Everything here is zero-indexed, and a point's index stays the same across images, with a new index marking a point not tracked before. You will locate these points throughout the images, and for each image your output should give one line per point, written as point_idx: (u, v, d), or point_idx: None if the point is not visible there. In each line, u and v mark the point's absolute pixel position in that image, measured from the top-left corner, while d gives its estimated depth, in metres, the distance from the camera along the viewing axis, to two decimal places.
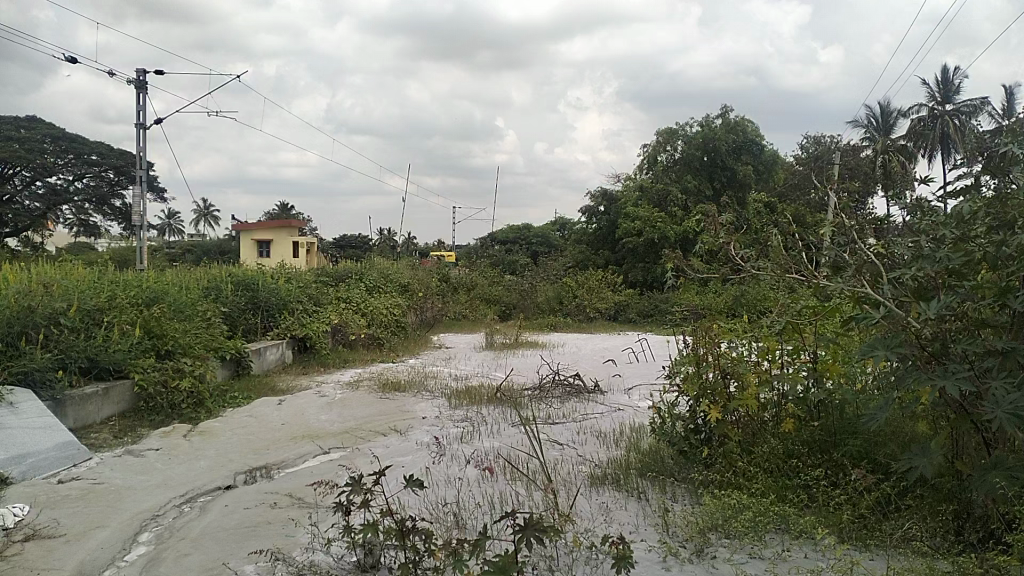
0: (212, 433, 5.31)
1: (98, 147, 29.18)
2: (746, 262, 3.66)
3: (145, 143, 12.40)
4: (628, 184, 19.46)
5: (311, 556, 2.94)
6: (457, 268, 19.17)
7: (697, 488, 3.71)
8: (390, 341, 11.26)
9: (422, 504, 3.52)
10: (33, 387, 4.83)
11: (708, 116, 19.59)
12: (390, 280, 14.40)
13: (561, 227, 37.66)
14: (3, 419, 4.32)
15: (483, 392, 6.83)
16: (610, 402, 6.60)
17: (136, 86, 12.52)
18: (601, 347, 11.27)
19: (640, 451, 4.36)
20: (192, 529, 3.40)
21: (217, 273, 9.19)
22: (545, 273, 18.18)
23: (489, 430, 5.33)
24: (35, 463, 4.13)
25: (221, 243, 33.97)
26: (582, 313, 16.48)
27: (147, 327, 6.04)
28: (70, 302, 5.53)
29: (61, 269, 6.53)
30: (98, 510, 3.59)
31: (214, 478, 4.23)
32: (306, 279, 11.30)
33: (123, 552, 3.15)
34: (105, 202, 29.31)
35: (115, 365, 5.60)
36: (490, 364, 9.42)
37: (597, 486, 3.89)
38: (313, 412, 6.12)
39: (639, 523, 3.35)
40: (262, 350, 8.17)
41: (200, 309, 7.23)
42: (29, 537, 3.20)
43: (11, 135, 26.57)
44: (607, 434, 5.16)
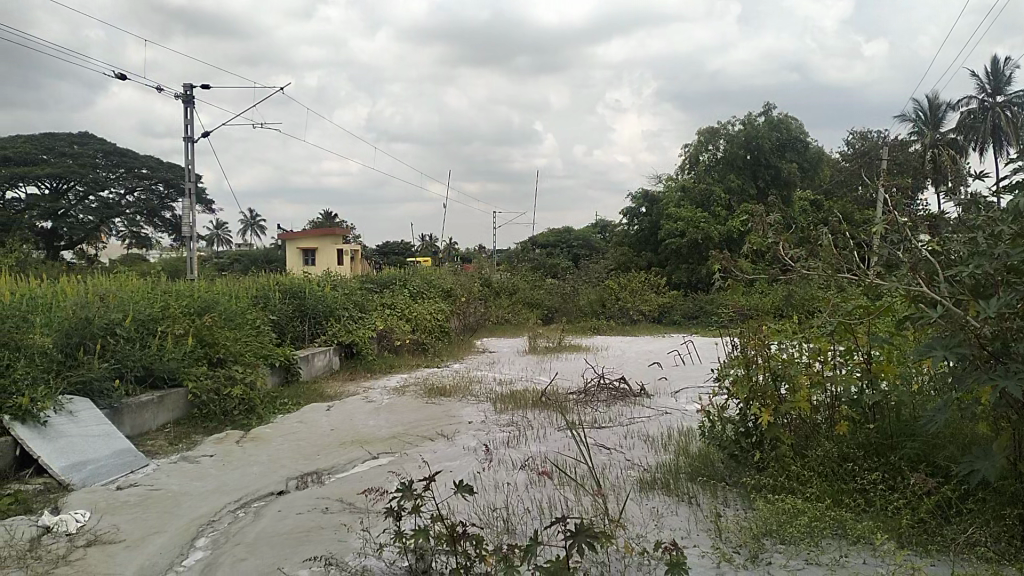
0: (264, 439, 5.40)
1: (148, 161, 30.15)
2: (794, 262, 3.59)
3: (193, 156, 12.68)
4: (670, 184, 19.29)
5: (364, 561, 2.96)
6: (499, 272, 19.22)
7: (749, 492, 3.64)
8: (435, 346, 11.32)
9: (471, 510, 3.53)
10: (92, 396, 4.94)
11: (750, 114, 19.29)
12: (433, 286, 14.50)
13: (602, 230, 37.44)
14: (63, 427, 4.45)
15: (528, 396, 6.82)
16: (657, 405, 6.52)
17: (183, 100, 12.83)
18: (645, 350, 11.16)
19: (690, 455, 4.31)
20: (248, 534, 3.46)
21: (265, 281, 9.37)
22: (587, 277, 18.11)
23: (535, 435, 5.32)
24: (94, 470, 4.25)
25: (268, 253, 34.62)
26: (626, 316, 16.37)
27: (199, 336, 6.16)
28: (125, 312, 5.67)
29: (117, 280, 6.70)
30: (156, 516, 3.68)
31: (267, 483, 4.30)
32: (352, 287, 11.44)
33: (181, 557, 3.22)
34: (155, 214, 30.03)
35: (169, 373, 5.73)
36: (533, 368, 9.41)
37: (646, 491, 3.85)
38: (361, 418, 6.18)
39: (690, 529, 3.30)
40: (310, 357, 8.28)
41: (249, 317, 7.36)
42: (91, 542, 3.28)
43: (64, 151, 27.47)
44: (654, 438, 5.11)
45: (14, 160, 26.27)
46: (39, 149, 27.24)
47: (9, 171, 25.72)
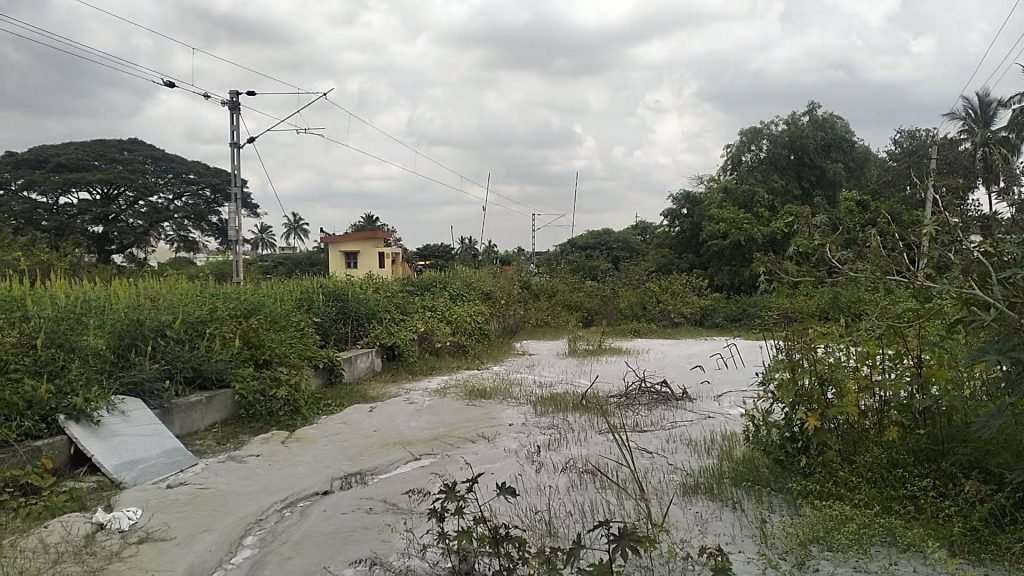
0: (308, 439, 5.48)
1: (195, 167, 30.82)
2: (842, 265, 3.53)
3: (238, 161, 12.92)
4: (712, 185, 19.08)
5: (408, 561, 2.99)
6: (538, 275, 19.22)
7: (795, 498, 3.59)
8: (475, 349, 11.36)
9: (513, 512, 3.54)
10: (143, 396, 5.07)
11: (794, 113, 18.98)
12: (473, 288, 14.55)
13: (641, 232, 37.22)
14: (116, 426, 4.57)
15: (569, 399, 6.80)
16: (699, 409, 6.45)
17: (229, 106, 13.09)
18: (687, 353, 11.05)
19: (734, 460, 4.26)
20: (294, 533, 3.52)
21: (310, 283, 9.51)
22: (628, 279, 18.00)
23: (576, 438, 5.30)
24: (145, 469, 4.36)
25: (311, 256, 35.10)
26: (667, 319, 16.22)
27: (246, 338, 6.28)
28: (175, 314, 5.80)
29: (167, 283, 6.87)
30: (205, 514, 3.76)
31: (312, 483, 4.37)
32: (393, 289, 11.54)
33: (230, 555, 3.28)
34: (202, 218, 30.62)
35: (217, 374, 5.85)
36: (574, 371, 9.39)
37: (690, 496, 3.82)
38: (403, 420, 6.23)
39: (734, 534, 3.26)
40: (353, 359, 8.37)
41: (293, 319, 7.47)
42: (143, 539, 3.37)
43: (115, 158, 28.26)
44: (697, 442, 5.06)
45: (67, 166, 27.04)
46: (91, 155, 28.00)
47: (62, 176, 26.47)
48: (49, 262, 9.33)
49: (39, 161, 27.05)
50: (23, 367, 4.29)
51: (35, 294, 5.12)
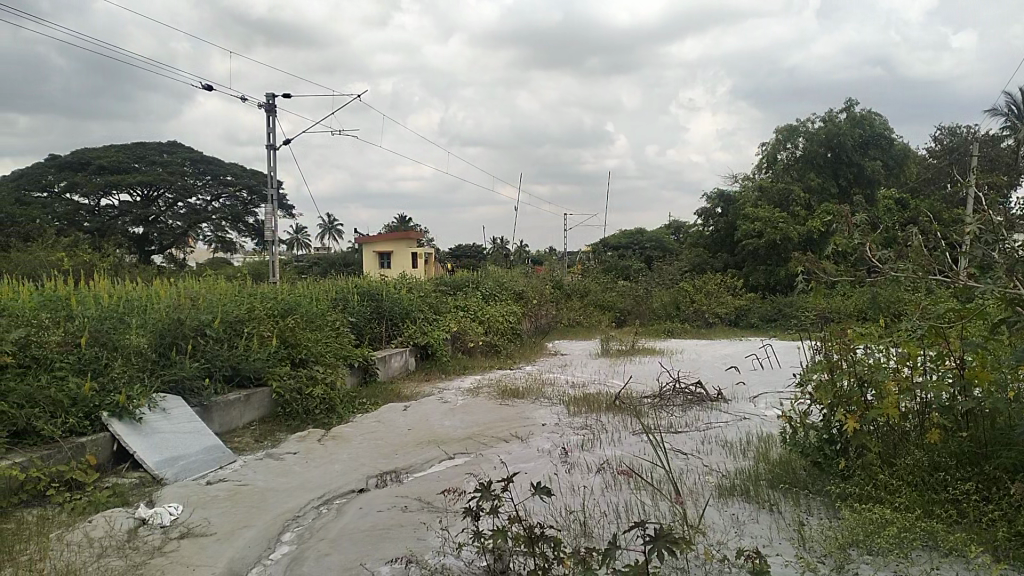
0: (344, 437, 5.54)
1: (233, 169, 31.33)
2: (882, 264, 3.47)
3: (275, 163, 13.11)
4: (747, 184, 18.89)
5: (443, 559, 3.01)
6: (571, 275, 19.20)
7: (834, 501, 3.54)
8: (507, 349, 11.40)
9: (548, 512, 3.54)
10: (184, 394, 5.17)
11: (831, 110, 18.70)
12: (506, 288, 14.58)
13: (674, 231, 36.96)
14: (157, 423, 4.67)
15: (602, 399, 6.78)
16: (734, 410, 6.39)
17: (266, 109, 13.28)
18: (721, 354, 10.94)
19: (770, 462, 4.21)
20: (331, 530, 3.56)
21: (345, 283, 9.61)
22: (661, 279, 17.88)
23: (609, 438, 5.29)
24: (185, 465, 4.45)
25: (345, 256, 35.43)
26: (701, 319, 16.08)
27: (283, 337, 6.36)
28: (214, 314, 5.90)
29: (206, 283, 6.99)
30: (244, 510, 3.82)
31: (348, 481, 4.42)
32: (427, 289, 11.61)
33: (268, 551, 3.33)
34: (239, 219, 31.07)
35: (255, 373, 5.94)
36: (607, 371, 9.36)
37: (726, 498, 3.79)
38: (437, 418, 6.27)
39: (771, 537, 3.23)
40: (387, 358, 8.44)
41: (328, 318, 7.56)
42: (184, 535, 3.43)
43: (155, 161, 28.87)
44: (733, 443, 5.01)
45: (108, 169, 27.67)
46: (131, 158, 28.63)
47: (104, 179, 27.09)
48: (92, 262, 9.55)
49: (82, 163, 27.70)
50: (68, 365, 4.39)
51: (80, 294, 5.24)
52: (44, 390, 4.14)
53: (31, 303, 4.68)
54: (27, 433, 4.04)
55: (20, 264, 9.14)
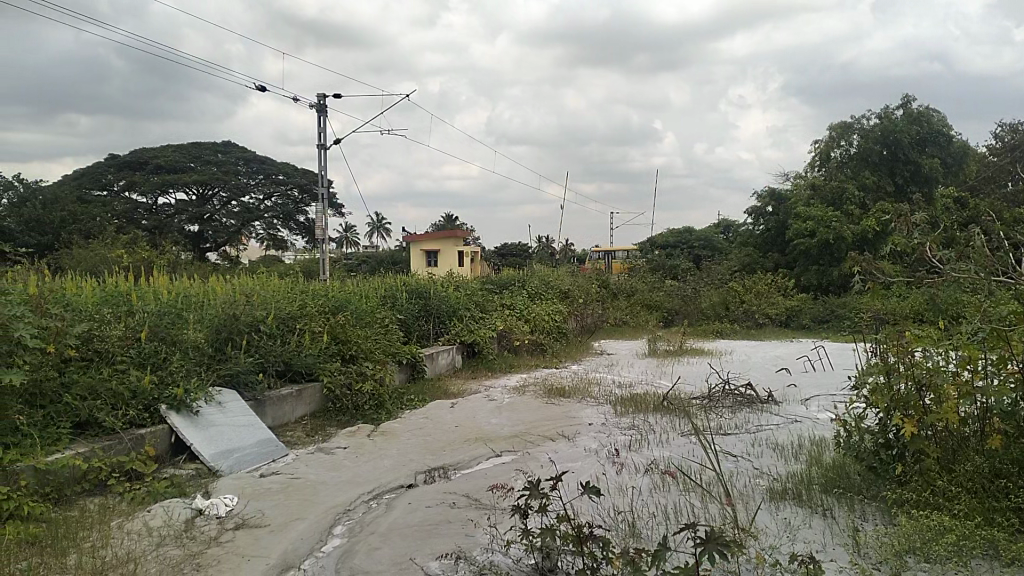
0: (392, 433, 5.61)
1: (285, 168, 31.93)
2: (943, 265, 3.36)
3: (325, 162, 13.33)
4: (798, 183, 18.54)
5: (491, 556, 3.03)
6: (617, 274, 19.11)
7: (890, 507, 3.46)
8: (553, 348, 11.38)
9: (596, 511, 3.53)
10: (239, 387, 5.31)
11: (887, 107, 18.26)
12: (552, 287, 14.56)
13: (724, 231, 36.45)
14: (213, 416, 4.79)
15: (650, 400, 6.73)
16: (785, 413, 6.27)
17: (317, 109, 13.52)
18: (772, 355, 10.76)
19: (823, 467, 4.13)
20: (380, 524, 3.60)
21: (393, 281, 9.72)
22: (709, 279, 17.65)
23: (657, 439, 5.24)
24: (239, 457, 4.56)
25: (393, 255, 35.77)
26: (750, 319, 15.81)
27: (334, 334, 6.46)
28: (268, 310, 6.03)
29: (260, 280, 7.14)
30: (297, 503, 3.89)
31: (397, 476, 4.47)
32: (474, 288, 11.68)
33: (321, 543, 3.39)
34: (291, 217, 31.62)
35: (307, 368, 6.04)
36: (654, 372, 9.28)
37: (777, 501, 3.73)
38: (484, 416, 6.30)
39: (825, 542, 3.16)
40: (434, 355, 8.51)
41: (377, 315, 7.65)
42: (239, 526, 3.51)
43: (210, 160, 29.61)
44: (784, 447, 4.93)
45: (165, 168, 28.45)
46: (187, 158, 29.39)
47: (161, 177, 27.89)
48: (150, 259, 9.84)
49: (140, 163, 28.58)
50: (129, 360, 4.53)
51: (140, 289, 5.40)
52: (106, 383, 4.27)
53: (94, 298, 4.83)
54: (89, 425, 4.18)
55: (83, 260, 9.48)
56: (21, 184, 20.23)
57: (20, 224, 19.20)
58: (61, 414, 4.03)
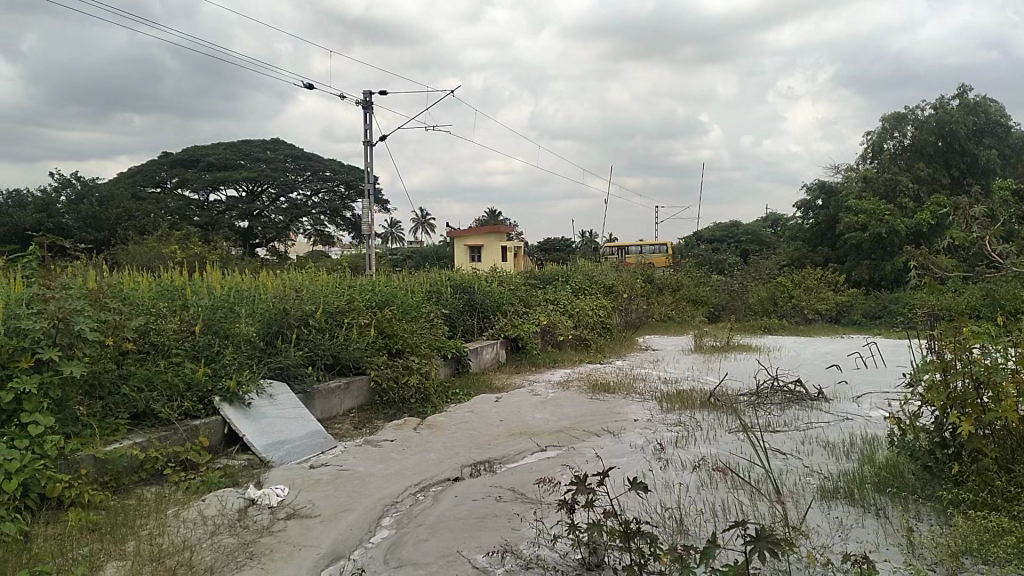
0: (438, 426, 5.65)
1: (332, 165, 32.37)
2: (1004, 260, 3.24)
3: (371, 158, 13.47)
4: (850, 175, 18.11)
5: (538, 550, 3.03)
6: (662, 269, 18.97)
7: (945, 507, 3.37)
8: (598, 343, 11.34)
9: (642, 507, 3.52)
10: (289, 380, 5.41)
11: (942, 97, 17.78)
12: (596, 282, 14.48)
13: (773, 226, 35.86)
14: (264, 408, 4.89)
15: (696, 396, 6.66)
16: (835, 411, 6.16)
17: (363, 106, 13.66)
18: (822, 352, 10.56)
19: (875, 465, 4.04)
20: (428, 516, 3.63)
21: (438, 276, 9.79)
22: (757, 273, 17.37)
23: (704, 436, 5.19)
24: (290, 449, 4.65)
25: (437, 250, 35.99)
26: (799, 315, 15.52)
27: (380, 328, 6.54)
28: (317, 304, 6.13)
29: (309, 275, 7.27)
30: (346, 494, 3.96)
31: (443, 469, 4.50)
32: (518, 282, 11.69)
33: (369, 534, 3.44)
34: (337, 213, 32.07)
35: (354, 362, 6.13)
36: (700, 367, 9.19)
37: (829, 500, 3.67)
38: (528, 410, 6.32)
39: (878, 543, 3.10)
40: (479, 349, 8.56)
41: (423, 310, 7.73)
42: (291, 515, 3.58)
43: (260, 157, 30.18)
44: (835, 444, 4.84)
45: (216, 165, 29.08)
46: (237, 155, 30.00)
47: (212, 174, 28.55)
48: (203, 254, 10.09)
49: (192, 160, 29.28)
50: (183, 352, 4.66)
51: (194, 284, 5.54)
52: (162, 375, 4.40)
53: (151, 292, 4.97)
54: (146, 416, 4.31)
55: (138, 255, 9.75)
56: (79, 182, 20.89)
57: (79, 220, 19.86)
58: (119, 405, 4.16)
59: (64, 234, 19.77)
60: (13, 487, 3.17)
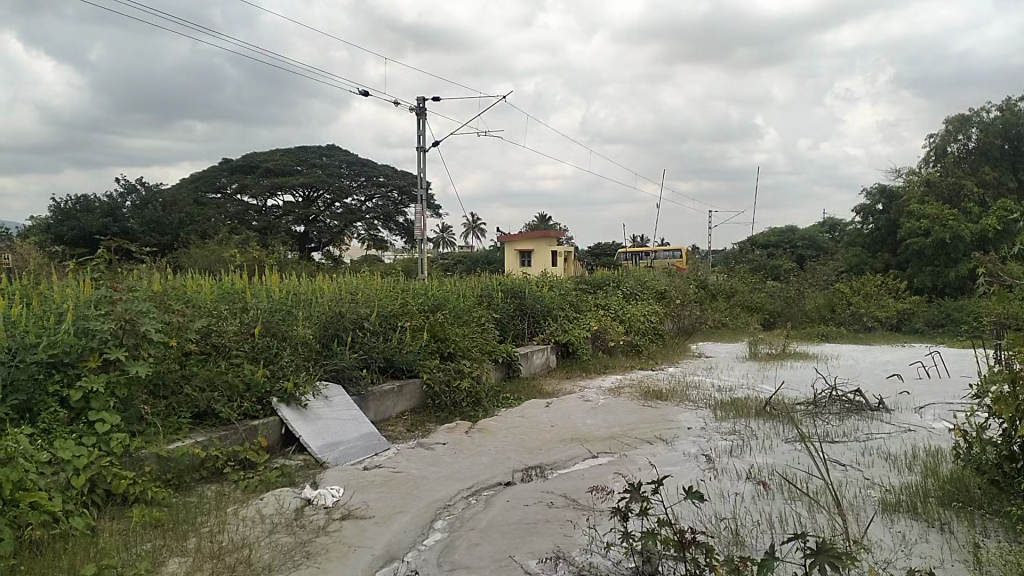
0: (490, 430, 5.67)
1: (385, 170, 32.85)
2: None
3: (424, 164, 13.62)
4: (911, 179, 17.59)
5: (591, 558, 3.02)
6: (715, 274, 18.72)
7: (1014, 523, 3.25)
8: (649, 349, 11.26)
9: (697, 517, 3.48)
10: (344, 382, 5.50)
11: (1007, 98, 17.24)
12: (648, 287, 14.34)
13: (830, 231, 35.14)
14: (320, 410, 4.98)
15: (751, 404, 6.55)
16: (896, 421, 5.98)
17: (416, 113, 13.83)
18: (881, 361, 10.29)
19: (940, 479, 3.91)
20: (480, 520, 3.65)
21: (490, 280, 9.83)
22: (813, 280, 17.00)
23: (760, 446, 5.10)
24: (345, 450, 4.72)
25: (488, 254, 36.14)
26: (859, 323, 14.99)
27: (433, 331, 6.60)
28: (371, 308, 6.22)
29: (363, 279, 7.37)
30: (399, 496, 4.00)
31: (495, 474, 4.52)
32: (568, 288, 11.66)
33: (422, 537, 3.47)
34: (391, 218, 32.15)
35: (407, 365, 6.20)
36: (755, 375, 9.03)
37: (891, 514, 3.57)
38: (580, 416, 6.30)
39: (942, 558, 3.01)
40: (529, 354, 8.55)
41: (474, 315, 7.76)
42: (345, 516, 3.63)
43: (316, 164, 30.82)
44: (897, 456, 4.70)
45: (273, 172, 29.78)
46: (294, 161, 30.66)
47: (269, 180, 29.22)
48: (261, 258, 10.34)
49: (251, 166, 30.03)
50: (243, 354, 4.78)
51: (254, 287, 5.67)
52: (223, 376, 4.51)
53: (212, 295, 5.11)
54: (208, 415, 4.42)
55: (200, 260, 10.04)
56: (143, 187, 21.59)
57: (143, 225, 20.51)
58: (182, 404, 4.28)
59: (129, 238, 20.45)
60: (81, 482, 3.29)
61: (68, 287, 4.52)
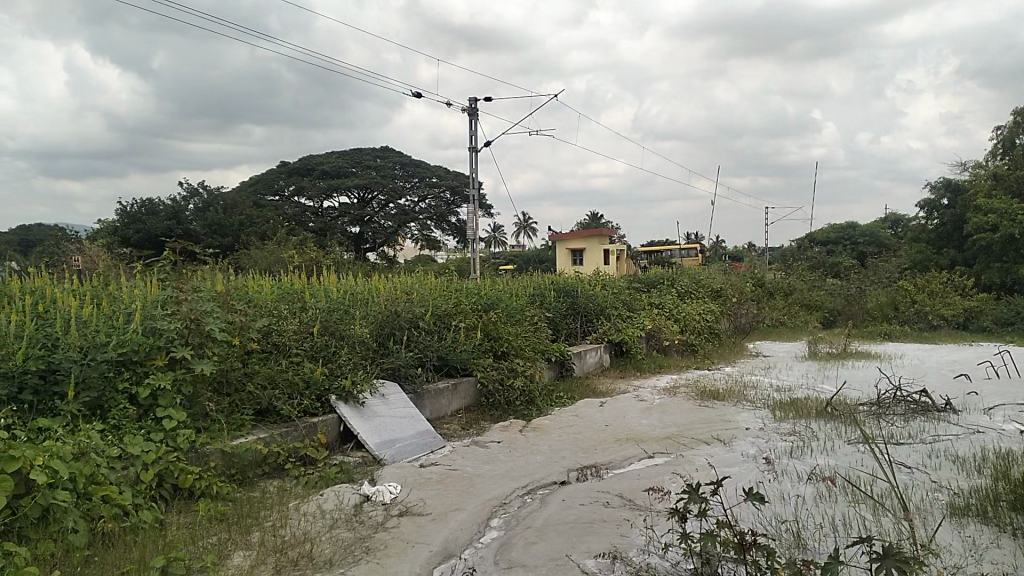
0: (545, 429, 5.67)
1: (437, 171, 33.14)
2: None
3: (477, 164, 13.70)
4: (978, 172, 16.96)
5: (649, 558, 3.00)
6: (772, 271, 18.36)
7: None
8: (705, 348, 11.10)
9: (757, 519, 3.42)
10: (400, 380, 5.58)
11: None
12: (703, 285, 14.11)
13: (893, 227, 34.11)
14: (377, 407, 5.06)
15: (810, 404, 6.41)
16: (965, 423, 5.78)
17: (469, 113, 13.92)
18: (948, 360, 9.95)
19: (1012, 483, 3.76)
20: (536, 519, 3.66)
21: (543, 280, 9.84)
22: (875, 277, 16.53)
23: (821, 447, 4.98)
24: (402, 447, 4.78)
25: (540, 253, 36.12)
26: (923, 322, 14.49)
27: (486, 330, 6.63)
28: (426, 307, 6.28)
29: (419, 279, 7.46)
30: (455, 494, 4.03)
31: (550, 472, 4.52)
32: (622, 287, 11.57)
33: (478, 535, 3.49)
34: (443, 218, 32.50)
35: (462, 363, 6.25)
36: (815, 375, 8.82)
37: (960, 518, 3.45)
38: (635, 416, 6.25)
39: (1015, 564, 2.90)
40: (582, 353, 8.52)
41: (528, 314, 7.78)
42: (403, 513, 3.68)
43: (370, 165, 31.25)
44: (966, 459, 4.53)
45: (329, 173, 30.31)
46: (349, 163, 31.16)
47: (325, 182, 29.76)
48: (319, 259, 10.54)
49: (308, 169, 30.65)
50: (303, 352, 4.89)
51: (312, 287, 5.79)
52: (283, 374, 4.62)
53: (273, 295, 5.24)
54: (270, 412, 4.53)
55: (260, 261, 10.29)
56: (205, 190, 22.24)
57: (205, 227, 21.10)
58: (245, 401, 4.39)
59: (193, 239, 21.06)
60: (150, 477, 3.40)
61: (136, 287, 4.69)
